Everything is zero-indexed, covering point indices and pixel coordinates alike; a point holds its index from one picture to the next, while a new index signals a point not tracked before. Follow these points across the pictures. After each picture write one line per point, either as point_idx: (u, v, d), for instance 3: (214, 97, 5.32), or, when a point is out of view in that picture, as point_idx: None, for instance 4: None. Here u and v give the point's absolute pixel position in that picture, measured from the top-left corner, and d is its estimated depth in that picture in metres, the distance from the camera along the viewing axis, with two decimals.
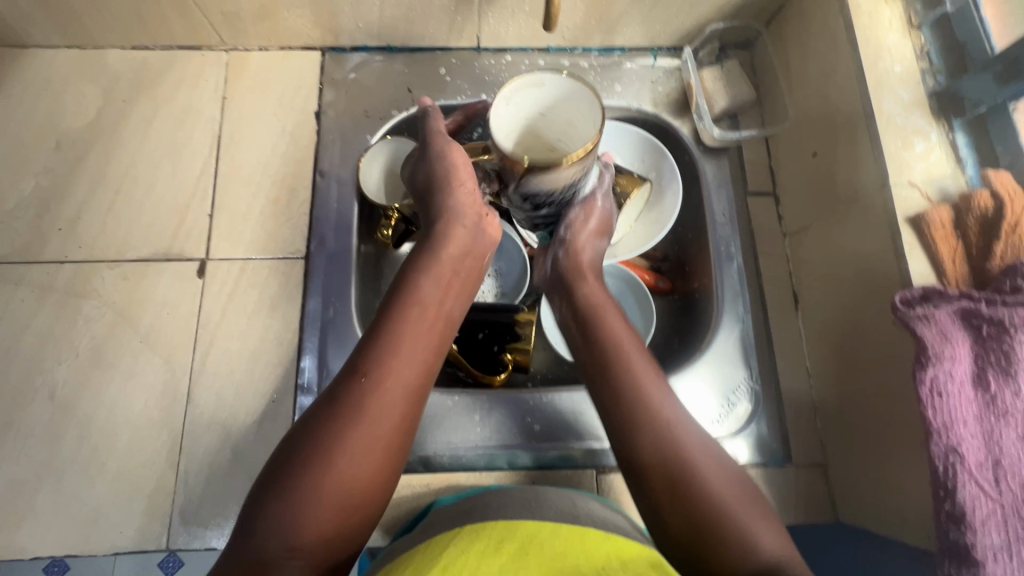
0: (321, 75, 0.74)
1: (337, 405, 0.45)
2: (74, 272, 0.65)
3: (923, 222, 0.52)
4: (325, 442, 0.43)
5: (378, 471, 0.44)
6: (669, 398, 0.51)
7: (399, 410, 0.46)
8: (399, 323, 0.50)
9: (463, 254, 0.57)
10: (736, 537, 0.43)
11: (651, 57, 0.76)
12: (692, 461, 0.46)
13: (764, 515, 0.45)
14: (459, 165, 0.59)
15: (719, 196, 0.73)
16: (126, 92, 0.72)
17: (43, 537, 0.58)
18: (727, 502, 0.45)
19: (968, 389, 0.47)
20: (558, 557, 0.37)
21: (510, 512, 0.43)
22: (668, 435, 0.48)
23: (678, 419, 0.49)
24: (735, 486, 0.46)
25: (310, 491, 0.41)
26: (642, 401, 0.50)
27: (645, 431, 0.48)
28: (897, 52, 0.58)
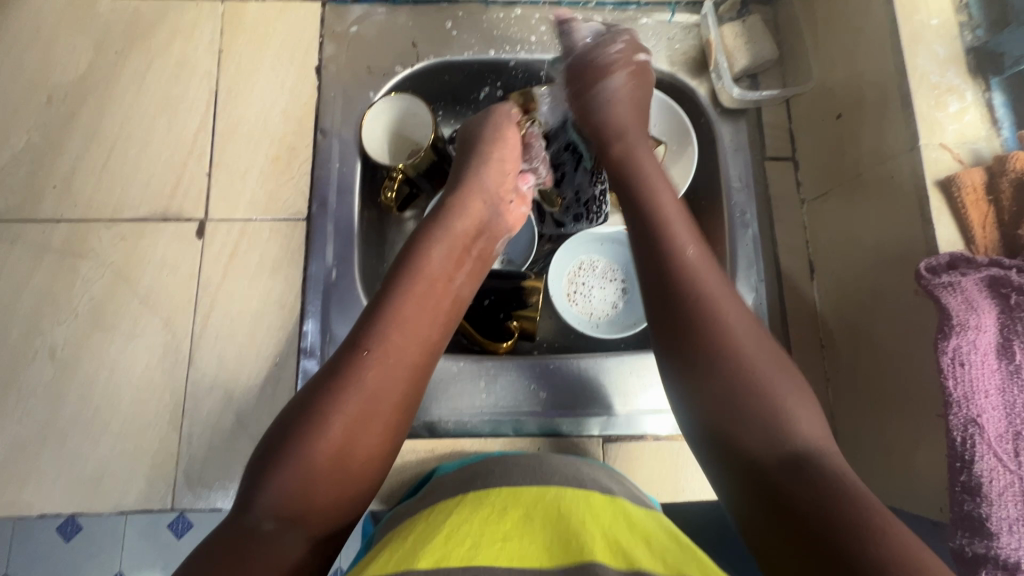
0: (321, 28, 0.70)
1: (333, 377, 0.44)
2: (70, 231, 0.64)
3: (953, 185, 0.49)
4: (320, 416, 0.42)
5: (377, 448, 0.44)
6: (715, 283, 0.48)
7: (399, 388, 0.45)
8: (406, 299, 0.49)
9: (476, 232, 0.56)
10: (772, 414, 0.43)
11: (668, 12, 0.72)
12: (734, 343, 0.45)
13: (808, 400, 0.44)
14: (510, 142, 0.60)
15: (736, 161, 0.70)
16: (118, 44, 0.69)
17: (48, 495, 0.58)
18: (766, 387, 0.44)
19: (992, 360, 0.46)
20: (564, 525, 0.36)
21: (515, 477, 0.42)
22: (716, 321, 0.46)
23: (724, 299, 0.47)
24: (772, 365, 0.45)
25: (303, 465, 0.41)
26: (694, 279, 0.48)
27: (695, 311, 0.47)
28: (935, 3, 0.54)
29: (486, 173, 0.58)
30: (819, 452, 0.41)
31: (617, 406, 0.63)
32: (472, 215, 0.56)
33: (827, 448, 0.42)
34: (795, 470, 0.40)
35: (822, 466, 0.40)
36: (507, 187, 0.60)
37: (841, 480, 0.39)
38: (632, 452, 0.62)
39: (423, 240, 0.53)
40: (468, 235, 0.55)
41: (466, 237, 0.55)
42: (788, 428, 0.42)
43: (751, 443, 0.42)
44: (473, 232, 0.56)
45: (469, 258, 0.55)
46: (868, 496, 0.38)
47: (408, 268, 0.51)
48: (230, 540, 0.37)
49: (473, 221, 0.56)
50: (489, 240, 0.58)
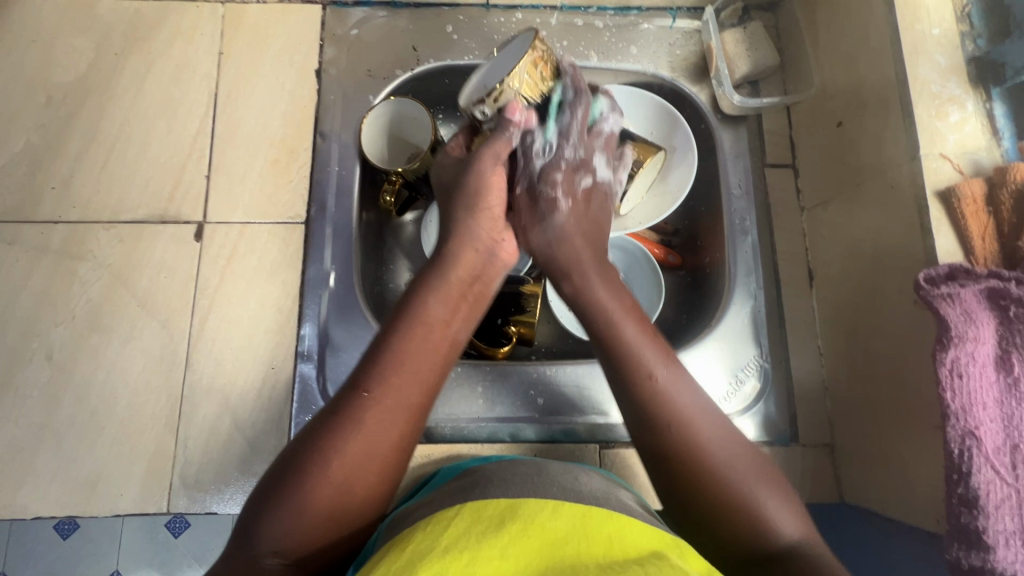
0: (322, 31, 0.70)
1: (332, 420, 0.43)
2: (69, 232, 0.64)
3: (953, 196, 0.49)
4: (318, 458, 0.41)
5: (373, 492, 0.43)
6: (650, 353, 0.48)
7: (398, 430, 0.44)
8: (405, 342, 0.47)
9: (473, 275, 0.53)
10: (750, 522, 0.42)
11: (669, 18, 0.72)
12: (707, 459, 0.44)
13: (784, 493, 0.43)
14: (493, 186, 0.57)
15: (736, 167, 0.70)
16: (118, 45, 0.69)
17: (43, 498, 0.58)
18: (734, 483, 0.43)
19: (990, 372, 0.45)
20: (560, 544, 0.36)
21: (511, 487, 0.42)
22: (690, 446, 0.44)
23: (693, 413, 0.45)
24: (749, 467, 0.44)
25: (298, 509, 0.40)
26: (657, 406, 0.46)
27: (664, 444, 0.45)
28: (937, 13, 0.54)
29: (481, 212, 0.56)
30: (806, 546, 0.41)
31: (616, 412, 0.63)
32: (471, 244, 0.55)
33: (812, 543, 0.41)
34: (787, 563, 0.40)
35: (803, 558, 0.40)
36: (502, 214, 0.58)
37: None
38: (629, 460, 0.61)
39: (424, 278, 0.52)
40: (464, 282, 0.53)
41: (464, 281, 0.53)
42: (767, 526, 0.41)
43: (739, 545, 0.42)
44: (471, 275, 0.53)
45: (472, 296, 0.53)
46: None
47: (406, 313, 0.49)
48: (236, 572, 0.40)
49: (472, 254, 0.54)
50: (486, 277, 0.55)
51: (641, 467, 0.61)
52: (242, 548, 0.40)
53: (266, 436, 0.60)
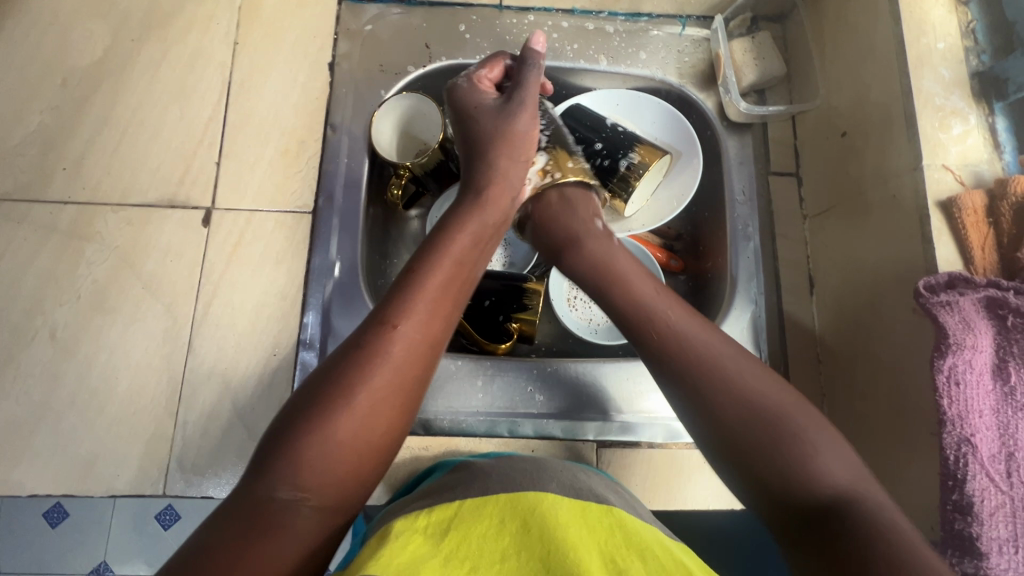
0: (336, 25, 0.71)
1: (356, 352, 0.43)
2: (77, 213, 0.64)
3: (954, 206, 0.50)
4: (346, 387, 0.41)
5: (394, 426, 0.42)
6: (726, 356, 0.46)
7: (420, 365, 0.44)
8: (427, 276, 0.47)
9: (501, 220, 0.55)
10: (817, 480, 0.40)
11: (679, 25, 0.73)
12: (733, 380, 0.45)
13: (856, 464, 0.42)
14: (527, 136, 0.58)
15: (740, 173, 0.70)
16: (135, 32, 0.70)
17: (39, 476, 0.58)
18: (803, 449, 0.42)
19: (986, 380, 0.46)
20: (560, 532, 0.37)
21: (513, 482, 0.43)
22: (717, 370, 0.46)
23: (723, 358, 0.46)
24: (783, 398, 0.44)
25: (325, 438, 0.39)
26: (681, 341, 0.48)
27: (693, 372, 0.46)
28: (942, 28, 0.55)
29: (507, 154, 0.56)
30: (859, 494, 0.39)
31: (614, 410, 0.63)
32: (501, 190, 0.56)
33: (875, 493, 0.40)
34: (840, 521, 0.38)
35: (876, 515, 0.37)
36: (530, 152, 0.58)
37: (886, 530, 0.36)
38: (625, 459, 0.62)
39: (448, 223, 0.52)
40: (494, 223, 0.54)
41: (492, 226, 0.54)
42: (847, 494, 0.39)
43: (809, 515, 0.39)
44: (500, 220, 0.55)
45: (491, 239, 0.53)
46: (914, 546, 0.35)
47: (430, 252, 0.49)
48: (240, 514, 0.37)
49: (500, 202, 0.55)
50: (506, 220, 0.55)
51: (637, 467, 0.62)
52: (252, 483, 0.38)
53: (265, 422, 0.60)
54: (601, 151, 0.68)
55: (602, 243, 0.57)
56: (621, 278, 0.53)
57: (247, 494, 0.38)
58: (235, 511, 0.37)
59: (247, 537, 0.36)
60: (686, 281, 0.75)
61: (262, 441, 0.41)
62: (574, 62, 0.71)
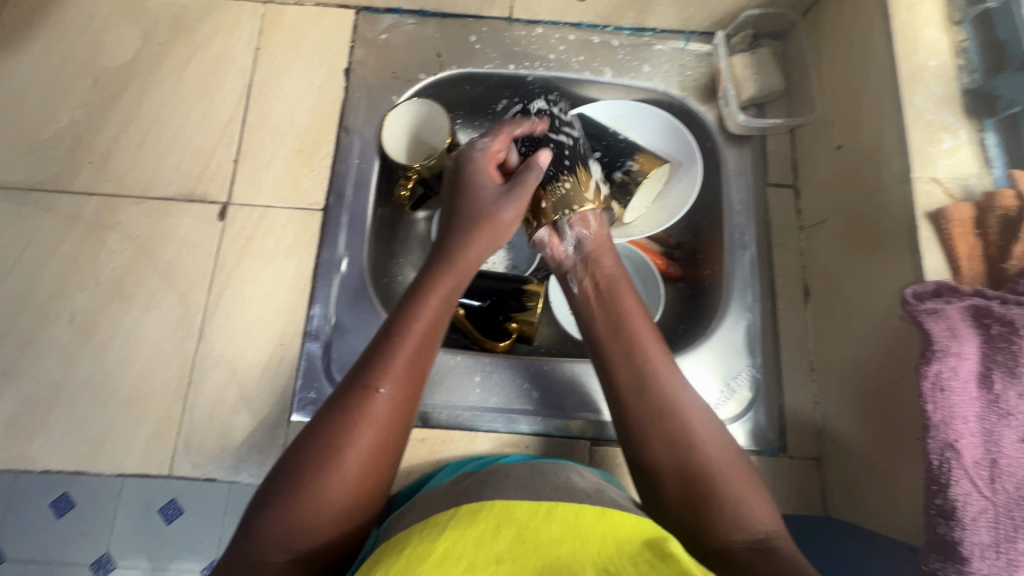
0: (352, 34, 0.75)
1: (338, 414, 0.45)
2: (102, 204, 0.67)
3: (942, 218, 0.51)
4: (330, 448, 0.43)
5: (382, 471, 0.45)
6: (671, 382, 0.52)
7: (398, 420, 0.47)
8: (402, 339, 0.49)
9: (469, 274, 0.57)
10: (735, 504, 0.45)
11: (682, 41, 0.76)
12: (686, 423, 0.50)
13: (759, 493, 0.47)
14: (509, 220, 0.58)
15: (738, 184, 0.72)
16: (163, 36, 0.74)
17: (53, 453, 0.60)
18: (723, 475, 0.47)
19: (971, 388, 0.47)
20: (555, 545, 0.37)
21: (509, 490, 0.43)
22: (669, 410, 0.51)
23: (668, 381, 0.53)
24: (720, 448, 0.49)
25: (312, 499, 0.42)
26: (647, 379, 0.52)
27: (647, 409, 0.51)
28: (934, 46, 0.56)
29: (480, 227, 0.58)
30: (773, 538, 0.44)
31: (608, 410, 0.64)
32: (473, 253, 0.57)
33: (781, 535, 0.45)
34: (756, 554, 0.42)
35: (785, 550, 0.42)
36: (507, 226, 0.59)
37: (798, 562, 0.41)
38: (618, 457, 0.63)
39: (420, 285, 0.54)
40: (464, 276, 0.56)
41: (461, 281, 0.56)
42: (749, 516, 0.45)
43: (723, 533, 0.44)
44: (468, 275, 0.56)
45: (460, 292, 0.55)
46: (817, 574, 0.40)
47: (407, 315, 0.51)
48: None
49: (470, 260, 0.57)
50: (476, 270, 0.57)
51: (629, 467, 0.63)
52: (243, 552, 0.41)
53: (269, 409, 0.62)
54: (603, 158, 0.71)
55: (593, 274, 0.60)
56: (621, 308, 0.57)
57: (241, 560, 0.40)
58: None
59: None
60: (684, 288, 0.76)
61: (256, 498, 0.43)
62: (579, 74, 0.74)
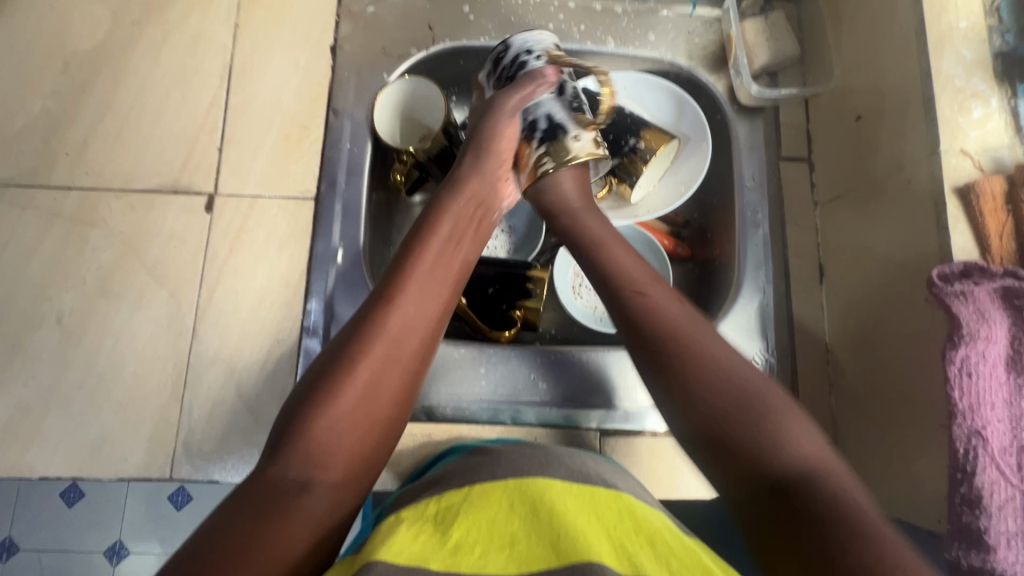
0: (338, 7, 0.70)
1: (354, 331, 0.45)
2: (81, 199, 0.64)
3: (971, 193, 0.48)
4: (348, 359, 0.44)
5: (398, 399, 0.45)
6: (673, 308, 0.49)
7: (419, 334, 0.46)
8: (413, 270, 0.49)
9: (476, 202, 0.56)
10: (763, 435, 0.41)
11: (689, 5, 0.71)
12: (705, 358, 0.45)
13: (798, 418, 0.43)
14: (504, 139, 0.57)
15: (750, 159, 0.69)
16: (135, 14, 0.69)
17: (49, 460, 0.58)
18: (747, 405, 0.43)
19: (999, 372, 0.45)
20: (571, 517, 0.37)
21: (519, 466, 0.43)
22: (683, 345, 0.46)
23: (667, 305, 0.49)
24: (758, 378, 0.44)
25: (333, 410, 0.42)
26: (654, 313, 0.48)
27: (660, 347, 0.46)
28: (965, 6, 0.52)
29: (485, 159, 0.57)
30: (820, 471, 0.39)
31: (617, 399, 0.62)
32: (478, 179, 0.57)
33: (834, 467, 0.40)
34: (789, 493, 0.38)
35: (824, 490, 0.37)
36: (506, 168, 0.58)
37: (835, 502, 0.36)
38: (628, 447, 0.62)
39: (432, 210, 0.54)
40: (467, 205, 0.55)
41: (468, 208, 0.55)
42: (781, 445, 0.41)
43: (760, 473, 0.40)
44: (474, 202, 0.56)
45: (477, 226, 0.55)
46: (884, 531, 0.35)
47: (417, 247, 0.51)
48: (255, 492, 0.39)
49: (477, 189, 0.56)
50: (489, 211, 0.56)
51: (640, 456, 0.62)
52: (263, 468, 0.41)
53: (270, 408, 0.60)
54: (607, 137, 0.68)
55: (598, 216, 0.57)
56: (609, 253, 0.53)
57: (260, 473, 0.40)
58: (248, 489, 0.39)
59: (259, 511, 0.38)
60: (693, 268, 0.73)
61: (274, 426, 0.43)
62: (581, 44, 0.69)
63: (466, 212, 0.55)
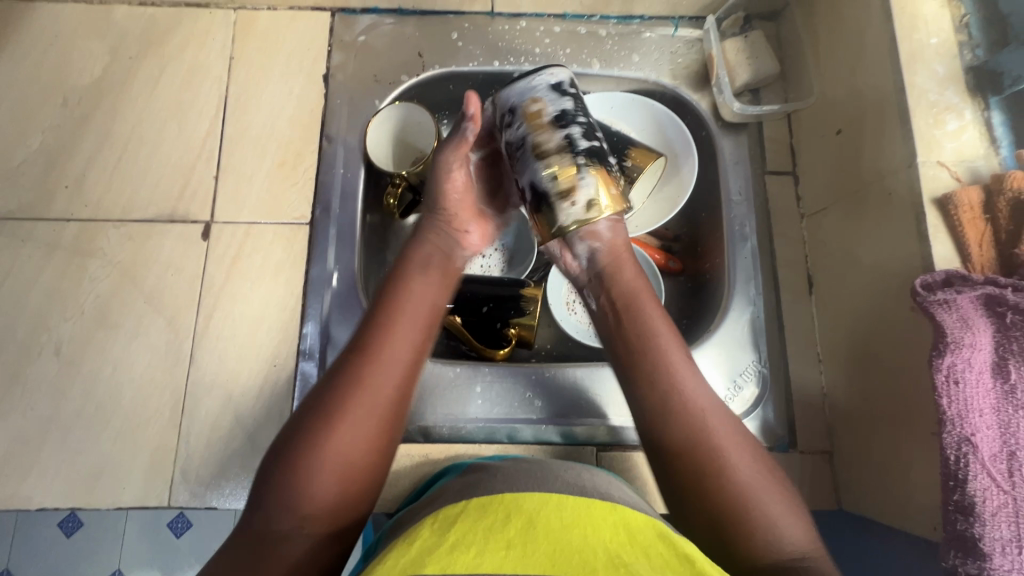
0: (329, 37, 0.72)
1: (331, 384, 0.45)
2: (80, 229, 0.65)
3: (950, 203, 0.49)
4: (325, 414, 0.44)
5: (377, 446, 0.45)
6: (692, 382, 0.49)
7: (393, 386, 0.46)
8: (386, 322, 0.49)
9: (446, 249, 0.56)
10: (761, 524, 0.43)
11: (671, 27, 0.74)
12: (715, 443, 0.46)
13: (791, 500, 0.46)
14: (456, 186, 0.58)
15: (736, 174, 0.70)
16: (132, 50, 0.71)
17: (47, 490, 0.59)
18: (750, 494, 0.44)
19: (986, 378, 0.45)
20: (566, 530, 0.37)
21: (515, 483, 0.43)
22: (701, 432, 0.47)
23: (683, 376, 0.49)
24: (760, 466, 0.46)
25: (311, 468, 0.42)
26: (667, 392, 0.49)
27: (683, 427, 0.47)
28: (935, 23, 0.54)
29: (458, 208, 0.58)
30: (811, 556, 0.42)
31: (612, 415, 0.63)
32: (445, 223, 0.57)
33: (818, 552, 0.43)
34: None
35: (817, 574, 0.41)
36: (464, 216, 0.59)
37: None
38: (625, 461, 0.62)
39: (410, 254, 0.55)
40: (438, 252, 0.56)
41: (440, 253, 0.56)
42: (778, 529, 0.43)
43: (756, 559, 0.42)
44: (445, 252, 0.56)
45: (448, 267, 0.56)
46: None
47: (392, 298, 0.51)
48: (246, 546, 0.40)
49: (443, 237, 0.57)
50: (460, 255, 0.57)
51: (637, 470, 0.62)
52: (250, 521, 0.42)
53: (267, 433, 0.61)
54: None
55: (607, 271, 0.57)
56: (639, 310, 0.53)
57: (246, 529, 0.41)
58: (237, 547, 0.40)
59: (248, 568, 0.39)
60: (684, 282, 0.74)
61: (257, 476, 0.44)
62: (567, 67, 0.72)
63: (437, 254, 0.56)
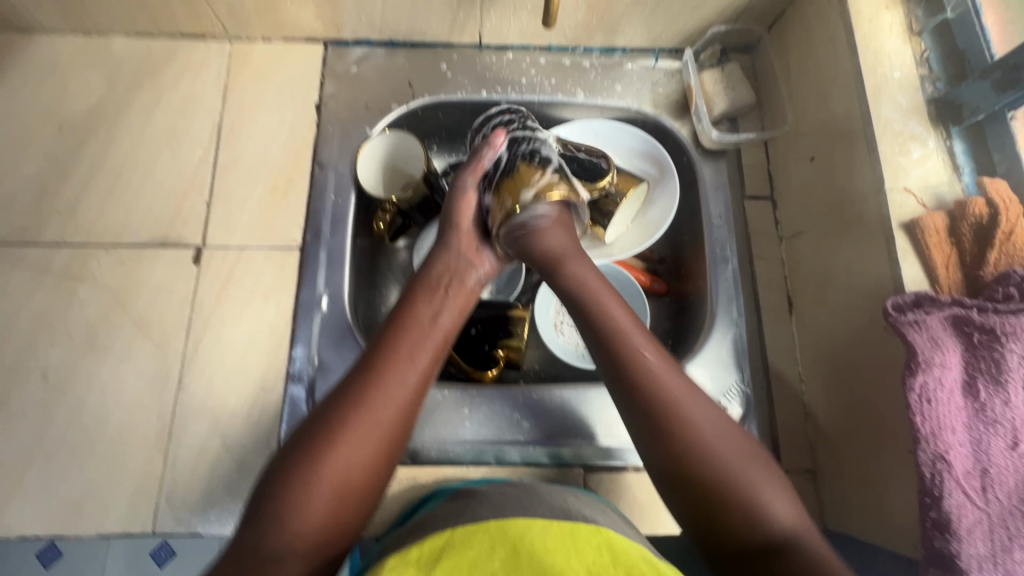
0: (322, 68, 0.74)
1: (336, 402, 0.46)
2: (71, 255, 0.66)
3: (917, 228, 0.52)
4: (330, 432, 0.45)
5: (375, 467, 0.45)
6: (669, 377, 0.50)
7: (394, 410, 0.47)
8: (391, 344, 0.50)
9: (450, 273, 0.58)
10: (748, 502, 0.45)
11: (652, 58, 0.77)
12: (691, 421, 0.48)
13: (782, 485, 0.47)
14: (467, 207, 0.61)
15: (717, 199, 0.72)
16: (129, 79, 0.73)
17: (29, 518, 0.58)
18: (741, 476, 0.46)
19: (958, 397, 0.46)
20: (548, 556, 0.37)
21: (500, 509, 0.43)
22: (673, 416, 0.48)
23: (661, 371, 0.50)
24: (742, 447, 0.48)
25: (310, 488, 0.42)
26: (646, 387, 0.49)
27: (661, 415, 0.48)
28: (897, 58, 0.58)
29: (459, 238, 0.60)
30: (799, 535, 0.44)
31: (598, 436, 0.63)
32: (450, 251, 0.59)
33: (804, 530, 0.44)
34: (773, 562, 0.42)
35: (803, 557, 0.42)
36: (472, 241, 0.61)
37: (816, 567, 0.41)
38: (613, 482, 0.63)
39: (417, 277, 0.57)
40: (444, 275, 0.57)
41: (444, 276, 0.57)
42: (766, 513, 0.44)
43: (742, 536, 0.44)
44: (450, 275, 0.58)
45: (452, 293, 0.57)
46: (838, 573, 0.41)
47: (396, 321, 0.52)
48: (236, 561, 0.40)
49: (449, 260, 0.59)
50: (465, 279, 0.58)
51: (624, 490, 0.62)
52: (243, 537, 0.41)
53: (255, 457, 0.60)
54: None
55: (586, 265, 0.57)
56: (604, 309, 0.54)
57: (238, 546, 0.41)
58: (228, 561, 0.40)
59: None
60: (670, 303, 0.76)
61: (254, 494, 0.43)
62: (553, 96, 0.74)
63: (441, 278, 0.57)
